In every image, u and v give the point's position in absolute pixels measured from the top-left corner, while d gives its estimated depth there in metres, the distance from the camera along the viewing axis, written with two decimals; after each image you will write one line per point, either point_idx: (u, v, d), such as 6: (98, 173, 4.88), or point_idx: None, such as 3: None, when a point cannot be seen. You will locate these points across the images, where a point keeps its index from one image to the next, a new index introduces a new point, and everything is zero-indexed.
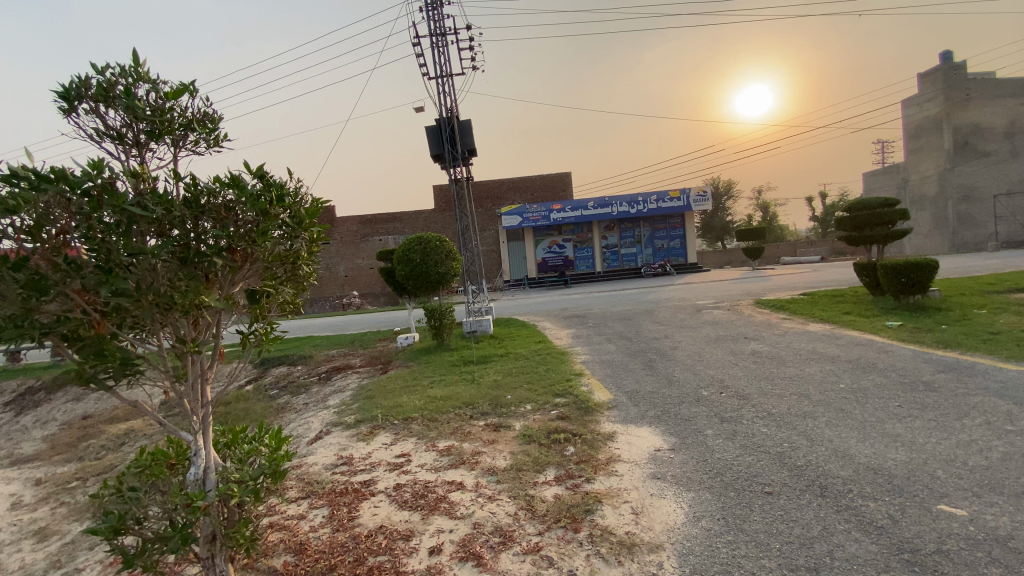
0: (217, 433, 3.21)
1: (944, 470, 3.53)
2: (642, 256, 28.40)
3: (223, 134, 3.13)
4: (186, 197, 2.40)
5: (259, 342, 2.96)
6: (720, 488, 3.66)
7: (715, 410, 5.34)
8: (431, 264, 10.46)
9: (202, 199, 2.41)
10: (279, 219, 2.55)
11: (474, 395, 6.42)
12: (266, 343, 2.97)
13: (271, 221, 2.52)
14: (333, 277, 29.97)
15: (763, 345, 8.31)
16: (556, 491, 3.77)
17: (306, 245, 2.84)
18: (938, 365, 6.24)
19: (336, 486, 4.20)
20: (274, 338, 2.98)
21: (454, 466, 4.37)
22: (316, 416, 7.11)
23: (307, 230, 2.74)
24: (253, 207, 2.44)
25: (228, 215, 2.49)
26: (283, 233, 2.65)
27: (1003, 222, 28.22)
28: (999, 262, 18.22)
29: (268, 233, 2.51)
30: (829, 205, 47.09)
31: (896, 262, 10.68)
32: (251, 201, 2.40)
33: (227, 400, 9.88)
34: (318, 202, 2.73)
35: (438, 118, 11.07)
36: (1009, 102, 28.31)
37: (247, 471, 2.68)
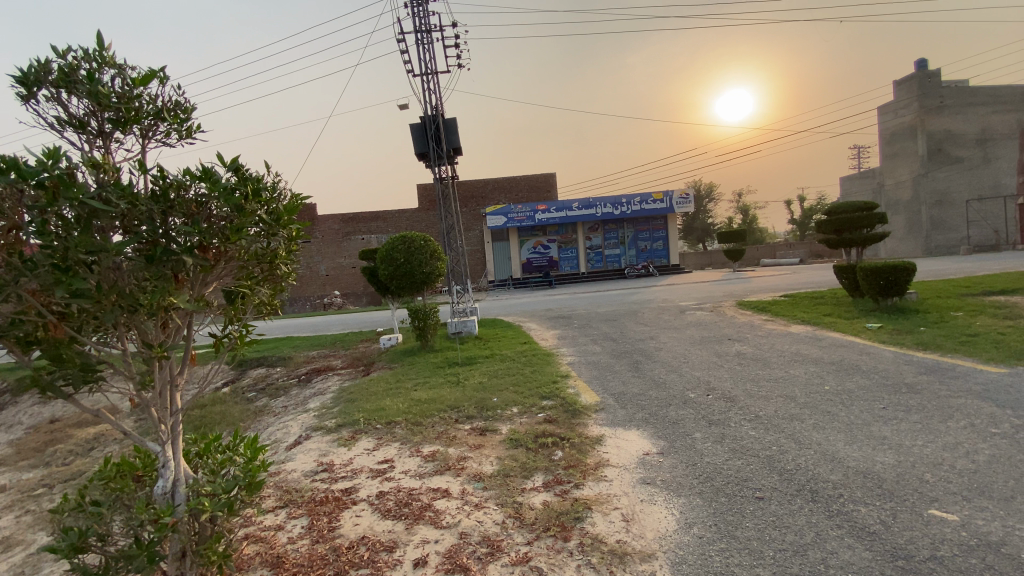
0: (188, 441, 3.03)
1: (932, 473, 3.53)
2: (626, 257, 28.53)
3: (195, 124, 2.96)
4: (153, 191, 2.25)
5: (233, 346, 2.79)
6: (710, 493, 3.60)
7: (702, 412, 5.31)
8: (415, 263, 10.29)
9: (171, 192, 2.26)
10: (256, 215, 2.41)
11: (459, 397, 6.29)
12: (240, 348, 2.81)
13: (247, 218, 2.38)
14: (314, 277, 29.49)
15: (747, 347, 8.34)
16: (544, 498, 3.68)
17: (285, 243, 2.70)
18: (920, 367, 6.31)
19: (316, 495, 4.04)
20: (250, 342, 2.82)
21: (439, 472, 4.24)
22: (296, 420, 6.91)
23: (286, 227, 2.59)
24: (227, 201, 2.29)
25: (200, 210, 2.35)
26: (259, 230, 2.51)
27: (974, 227, 29.05)
28: (971, 266, 18.72)
29: (243, 230, 2.37)
30: (808, 208, 48.00)
31: (876, 264, 10.85)
32: (224, 195, 2.25)
33: (202, 403, 9.58)
34: (298, 198, 2.59)
35: (423, 115, 10.92)
36: (980, 110, 29.17)
37: (220, 483, 2.51)
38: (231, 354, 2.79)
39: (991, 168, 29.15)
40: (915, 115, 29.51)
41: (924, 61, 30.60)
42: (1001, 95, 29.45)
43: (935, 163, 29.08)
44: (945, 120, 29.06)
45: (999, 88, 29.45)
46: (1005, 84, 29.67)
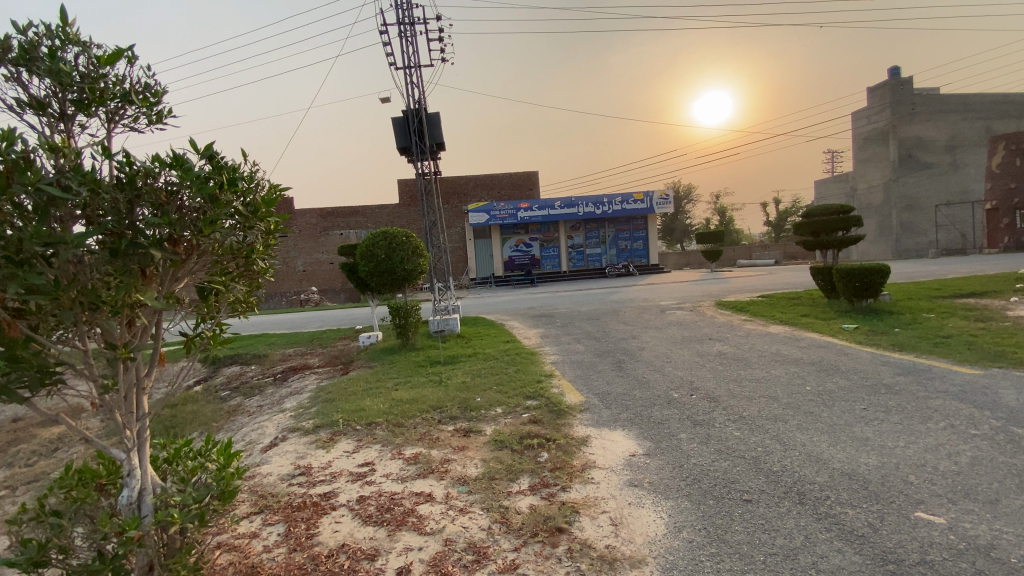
0: (157, 446, 2.83)
1: (916, 475, 3.62)
2: (607, 257, 28.67)
3: (167, 108, 2.77)
4: (118, 178, 2.09)
5: (206, 346, 2.63)
6: (698, 496, 3.56)
7: (686, 413, 5.29)
8: (396, 260, 10.10)
9: (139, 181, 2.10)
10: (232, 206, 2.25)
11: (441, 397, 6.17)
12: (215, 348, 2.65)
13: (221, 209, 2.22)
14: (290, 272, 28.89)
15: (728, 346, 8.41)
16: (531, 502, 3.59)
17: (262, 237, 2.55)
18: (897, 368, 6.43)
19: (293, 500, 3.88)
20: (225, 342, 2.65)
21: (422, 476, 4.11)
22: (271, 420, 6.69)
23: (263, 220, 2.44)
24: (201, 191, 2.13)
25: (171, 200, 2.19)
26: (234, 223, 2.35)
27: (942, 231, 30.04)
28: (940, 268, 19.31)
29: (217, 222, 2.20)
30: (783, 211, 49.00)
31: (852, 266, 11.06)
32: (197, 184, 2.09)
33: (172, 402, 9.24)
34: (278, 190, 2.44)
35: (405, 109, 10.71)
36: (949, 118, 30.14)
37: (191, 493, 2.34)
38: (204, 355, 2.62)
39: (959, 174, 30.15)
40: (887, 121, 30.34)
41: (896, 69, 31.48)
42: (968, 104, 30.47)
43: (906, 169, 29.97)
44: (916, 127, 29.97)
45: (966, 97, 30.47)
46: (972, 94, 30.72)
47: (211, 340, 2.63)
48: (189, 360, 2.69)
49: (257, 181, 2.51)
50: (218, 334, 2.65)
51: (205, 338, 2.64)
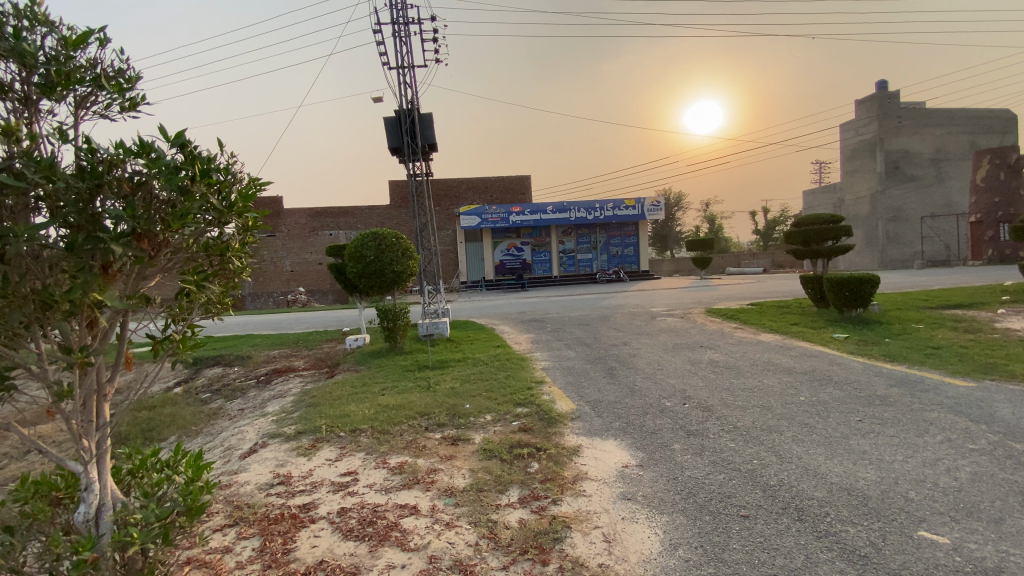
0: (123, 456, 2.63)
1: (917, 491, 3.54)
2: (598, 262, 28.64)
3: (141, 94, 2.59)
4: (78, 166, 1.91)
5: (175, 351, 2.43)
6: (693, 511, 3.44)
7: (680, 422, 5.17)
8: (385, 261, 9.91)
9: (102, 171, 1.92)
10: (206, 202, 2.08)
11: (429, 403, 6.00)
12: (184, 353, 2.46)
13: (193, 202, 2.05)
14: (278, 272, 28.53)
15: (720, 355, 8.33)
16: (520, 516, 3.44)
17: (239, 233, 2.39)
18: (890, 379, 6.38)
19: (270, 512, 3.68)
20: (197, 347, 2.48)
21: (407, 486, 3.94)
22: (252, 425, 6.48)
23: (240, 216, 2.27)
24: (172, 184, 1.94)
25: (138, 191, 2.01)
26: (208, 218, 2.18)
27: (928, 242, 30.46)
28: (927, 279, 19.51)
29: (189, 216, 2.03)
30: (772, 220, 49.50)
31: (842, 276, 11.07)
32: (167, 175, 1.90)
33: (149, 405, 8.95)
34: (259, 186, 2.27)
35: (397, 108, 10.56)
36: (935, 131, 30.63)
37: (153, 510, 2.16)
38: (172, 360, 2.43)
39: (944, 187, 30.64)
40: (875, 133, 30.77)
41: (883, 83, 31.98)
42: (953, 118, 30.99)
43: (892, 181, 30.39)
44: (903, 140, 30.42)
45: (952, 112, 31.00)
46: (957, 108, 31.27)
47: (180, 344, 2.44)
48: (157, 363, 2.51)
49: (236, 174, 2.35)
50: (187, 339, 2.45)
51: (172, 341, 2.45)
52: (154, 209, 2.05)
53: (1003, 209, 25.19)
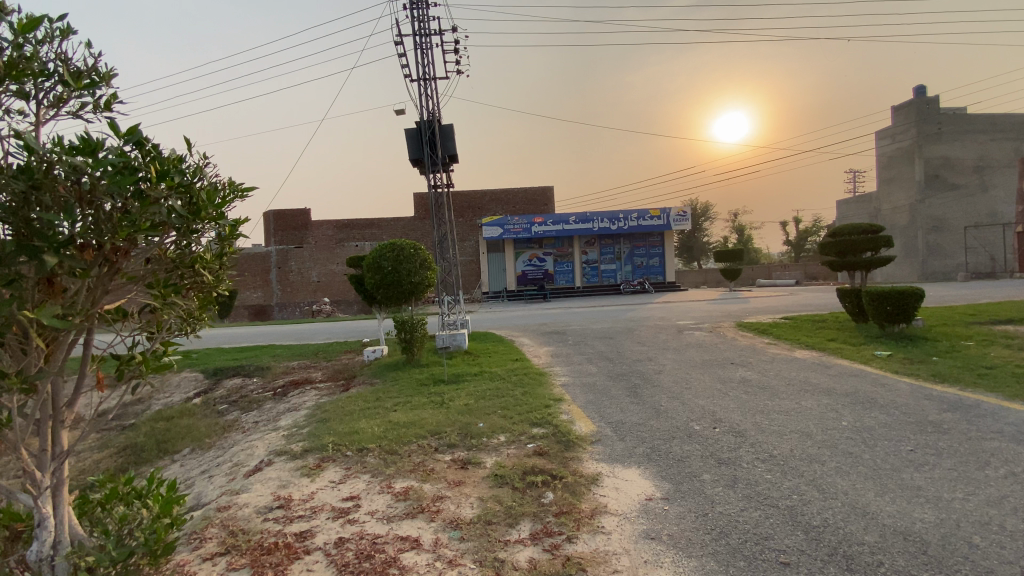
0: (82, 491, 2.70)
1: (981, 536, 3.09)
2: (622, 273, 28.11)
3: (97, 86, 2.51)
4: (19, 166, 1.91)
5: (139, 372, 2.38)
6: (726, 555, 3.06)
7: (710, 449, 4.76)
8: (403, 272, 9.76)
9: (38, 169, 1.89)
10: (164, 204, 2.11)
11: (441, 421, 5.74)
12: (148, 374, 2.41)
13: (147, 205, 2.06)
14: (305, 283, 28.92)
15: (753, 373, 7.83)
16: (531, 555, 3.13)
17: (212, 244, 2.47)
18: (942, 403, 5.80)
19: (264, 540, 3.44)
20: (162, 368, 2.42)
21: (410, 515, 3.67)
22: (262, 440, 6.33)
23: (206, 220, 2.27)
24: (123, 185, 1.97)
25: (85, 195, 2.00)
26: (169, 222, 2.18)
27: (971, 253, 28.95)
28: (972, 292, 18.41)
29: (141, 222, 2.04)
30: (803, 230, 48.06)
31: (882, 289, 10.41)
32: (114, 176, 1.92)
33: (168, 416, 8.95)
34: (226, 189, 2.31)
35: (418, 119, 10.49)
36: (977, 137, 29.27)
37: (108, 553, 2.29)
38: (135, 383, 2.38)
39: (988, 195, 29.17)
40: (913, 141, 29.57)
41: (921, 89, 30.77)
42: (998, 124, 29.54)
43: (932, 189, 29.09)
44: (943, 146, 29.16)
45: (996, 117, 29.57)
46: (1002, 114, 29.81)
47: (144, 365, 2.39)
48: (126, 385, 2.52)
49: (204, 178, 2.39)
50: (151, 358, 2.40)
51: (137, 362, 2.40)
52: (102, 215, 2.03)
53: None
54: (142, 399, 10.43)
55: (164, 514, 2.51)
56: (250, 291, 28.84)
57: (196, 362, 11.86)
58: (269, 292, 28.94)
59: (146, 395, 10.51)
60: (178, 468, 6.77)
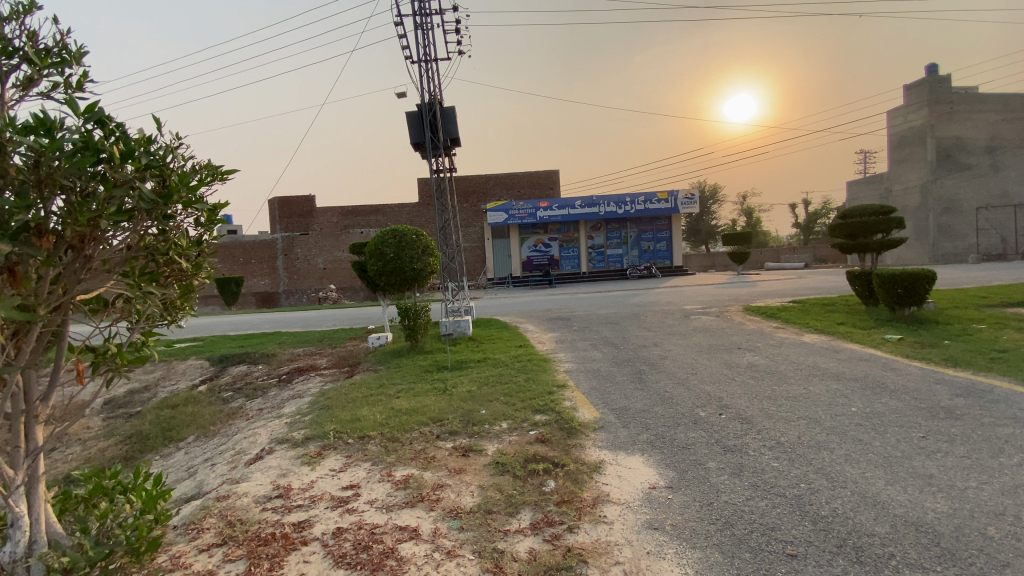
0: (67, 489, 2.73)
1: (996, 527, 2.98)
2: (629, 258, 27.85)
3: (64, 68, 2.51)
4: None
5: (115, 364, 2.41)
6: (731, 546, 2.98)
7: (716, 436, 4.68)
8: (405, 258, 9.66)
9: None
10: (129, 185, 2.09)
11: (444, 408, 5.69)
12: (125, 366, 2.44)
13: (110, 189, 2.05)
14: (311, 270, 28.94)
15: (760, 358, 7.71)
16: (530, 545, 3.07)
17: (187, 230, 2.45)
18: (953, 388, 5.66)
19: (261, 531, 3.41)
20: (138, 359, 2.43)
21: (409, 504, 3.62)
22: (265, 428, 6.33)
23: (178, 204, 2.24)
24: (83, 167, 1.96)
25: (45, 179, 1.99)
26: (138, 205, 2.16)
27: (984, 235, 28.42)
28: (983, 274, 18.07)
29: (103, 208, 2.02)
30: (812, 213, 47.43)
31: (893, 271, 10.19)
32: (73, 157, 1.93)
33: (174, 404, 9.00)
34: (196, 169, 2.27)
35: (418, 102, 10.30)
36: (992, 116, 28.57)
37: (85, 553, 2.28)
38: (112, 375, 2.43)
39: (1001, 175, 28.56)
40: (925, 120, 28.91)
41: (935, 66, 29.98)
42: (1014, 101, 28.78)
43: (945, 169, 28.48)
44: (956, 126, 28.51)
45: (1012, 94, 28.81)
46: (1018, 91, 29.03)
47: (119, 358, 2.41)
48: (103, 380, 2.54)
49: (176, 159, 2.40)
50: (128, 350, 2.43)
51: (113, 353, 2.43)
52: (67, 199, 2.03)
53: None
54: (149, 387, 10.51)
55: (148, 509, 2.55)
56: (256, 279, 28.96)
57: (202, 349, 11.93)
58: (276, 280, 29.05)
59: (153, 383, 10.59)
60: (183, 456, 6.81)
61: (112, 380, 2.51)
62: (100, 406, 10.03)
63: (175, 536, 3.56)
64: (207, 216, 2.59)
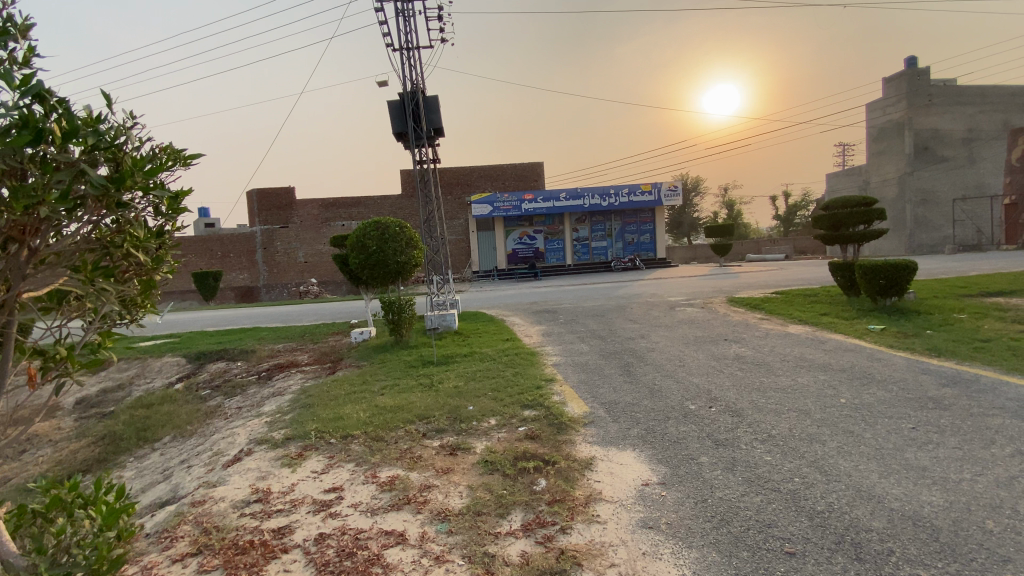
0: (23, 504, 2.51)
1: (994, 520, 2.96)
2: (613, 250, 27.89)
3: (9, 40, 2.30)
4: None
5: (66, 367, 2.22)
6: (728, 545, 2.90)
7: (707, 429, 4.62)
8: (388, 251, 9.44)
9: None
10: (73, 169, 1.92)
11: (430, 405, 5.54)
12: (78, 369, 2.26)
13: (51, 172, 1.88)
14: (291, 263, 28.37)
15: (747, 349, 7.70)
16: (522, 548, 2.96)
17: (145, 220, 2.27)
18: (940, 377, 5.71)
19: (239, 539, 3.24)
20: (93, 362, 2.26)
21: (395, 507, 3.48)
22: (244, 427, 6.11)
23: (132, 190, 2.07)
24: (19, 147, 1.80)
25: None
26: (86, 190, 1.99)
27: (959, 226, 29.05)
28: (960, 265, 18.44)
29: (46, 194, 1.86)
30: (793, 205, 48.09)
31: (875, 262, 10.29)
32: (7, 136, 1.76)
33: (148, 403, 8.69)
34: (151, 151, 2.10)
35: (401, 90, 10.02)
36: (968, 109, 29.13)
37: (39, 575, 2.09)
38: (62, 380, 2.25)
39: (976, 168, 29.17)
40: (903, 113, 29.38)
41: (913, 60, 30.41)
42: (988, 95, 29.38)
43: (922, 162, 29.02)
44: (933, 119, 29.02)
45: (987, 88, 29.40)
46: (993, 85, 29.63)
47: (70, 361, 2.23)
48: (55, 385, 2.35)
49: (130, 141, 2.22)
50: (81, 353, 2.25)
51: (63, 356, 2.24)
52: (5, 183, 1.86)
53: None
54: (123, 385, 10.17)
55: (107, 526, 2.34)
56: (235, 273, 28.30)
57: (178, 346, 11.57)
58: (255, 274, 28.44)
59: (127, 381, 10.24)
60: (158, 458, 6.56)
61: (64, 385, 2.33)
62: (71, 407, 9.65)
63: (146, 546, 3.37)
64: (167, 204, 2.41)
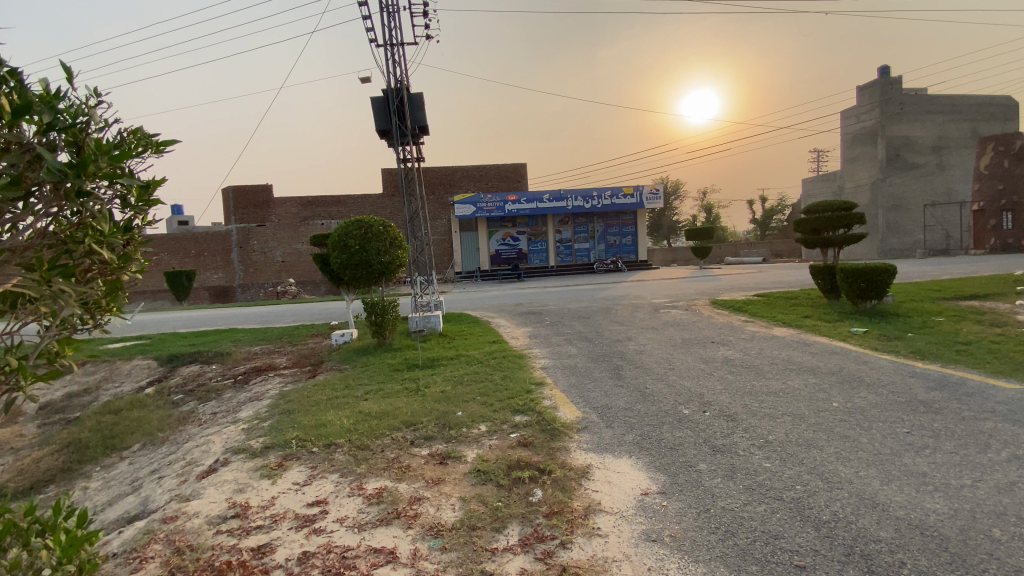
0: None
1: (1001, 528, 2.91)
2: (596, 251, 27.94)
3: None
4: None
5: (15, 378, 1.98)
6: (735, 559, 2.79)
7: (703, 435, 4.52)
8: (371, 251, 9.19)
9: None
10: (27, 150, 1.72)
11: (417, 411, 5.34)
12: (31, 380, 2.01)
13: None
14: (268, 262, 27.68)
15: (735, 352, 7.68)
16: (521, 565, 2.80)
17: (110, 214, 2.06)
18: (927, 380, 5.75)
19: (216, 559, 3.00)
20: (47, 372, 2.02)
21: (384, 521, 3.28)
22: (220, 434, 5.81)
23: (95, 180, 1.86)
24: None
25: None
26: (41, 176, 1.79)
27: (929, 231, 29.91)
28: (933, 269, 18.88)
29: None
30: (769, 208, 49.03)
31: (855, 265, 10.43)
32: None
33: (116, 409, 8.26)
34: (116, 134, 1.90)
35: (385, 87, 9.78)
36: (937, 118, 30.06)
37: None
38: (11, 392, 1.99)
39: (946, 174, 30.08)
40: (876, 120, 30.16)
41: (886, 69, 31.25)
42: (957, 105, 30.36)
43: (894, 168, 29.82)
44: (904, 127, 29.85)
45: (956, 98, 30.37)
46: (961, 95, 30.62)
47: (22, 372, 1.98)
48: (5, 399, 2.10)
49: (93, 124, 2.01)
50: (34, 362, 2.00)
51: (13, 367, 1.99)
52: None
53: (1007, 197, 25.22)
54: (90, 390, 9.67)
55: (67, 559, 2.08)
56: (209, 273, 27.49)
57: (150, 348, 11.08)
58: (231, 273, 27.67)
59: (94, 385, 9.74)
60: (126, 467, 6.21)
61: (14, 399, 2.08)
62: (32, 413, 9.13)
63: (113, 567, 3.12)
64: (136, 194, 2.20)
